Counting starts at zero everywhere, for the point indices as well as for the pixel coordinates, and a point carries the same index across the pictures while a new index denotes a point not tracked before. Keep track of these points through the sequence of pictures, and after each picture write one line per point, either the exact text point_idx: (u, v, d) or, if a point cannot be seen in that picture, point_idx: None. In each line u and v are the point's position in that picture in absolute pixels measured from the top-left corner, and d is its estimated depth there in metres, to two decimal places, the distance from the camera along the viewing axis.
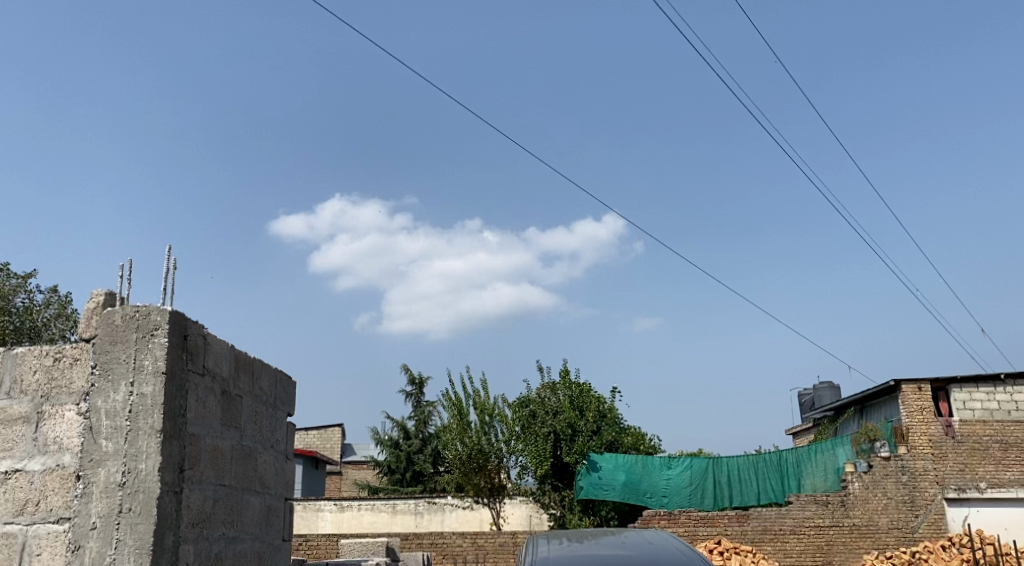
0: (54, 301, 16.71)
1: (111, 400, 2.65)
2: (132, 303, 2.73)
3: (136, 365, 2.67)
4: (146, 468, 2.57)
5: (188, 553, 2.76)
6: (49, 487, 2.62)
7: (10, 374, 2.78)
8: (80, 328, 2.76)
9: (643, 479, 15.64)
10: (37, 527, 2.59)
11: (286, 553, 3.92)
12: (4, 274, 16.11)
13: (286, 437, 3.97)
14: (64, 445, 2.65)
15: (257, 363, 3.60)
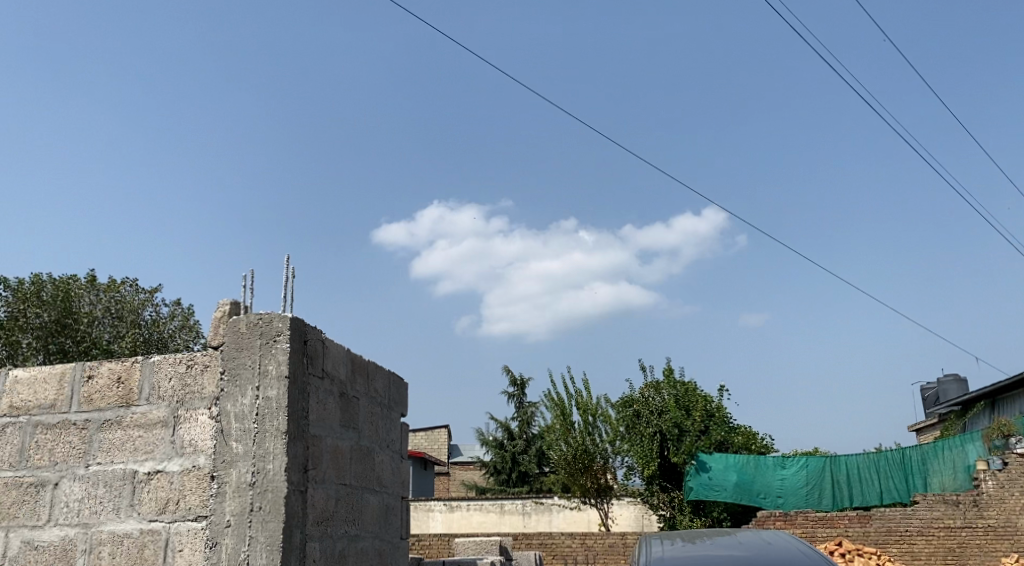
0: (178, 313, 17.70)
1: (239, 404, 2.79)
2: (255, 311, 2.87)
3: (261, 370, 2.80)
4: (274, 468, 2.69)
5: (314, 550, 2.87)
6: (187, 487, 2.77)
7: (147, 382, 2.93)
8: (209, 336, 2.92)
9: (756, 479, 15.18)
10: (178, 524, 2.74)
11: (405, 551, 4.02)
12: (133, 289, 17.16)
13: (401, 438, 4.07)
14: (198, 447, 2.80)
15: (372, 366, 3.71)
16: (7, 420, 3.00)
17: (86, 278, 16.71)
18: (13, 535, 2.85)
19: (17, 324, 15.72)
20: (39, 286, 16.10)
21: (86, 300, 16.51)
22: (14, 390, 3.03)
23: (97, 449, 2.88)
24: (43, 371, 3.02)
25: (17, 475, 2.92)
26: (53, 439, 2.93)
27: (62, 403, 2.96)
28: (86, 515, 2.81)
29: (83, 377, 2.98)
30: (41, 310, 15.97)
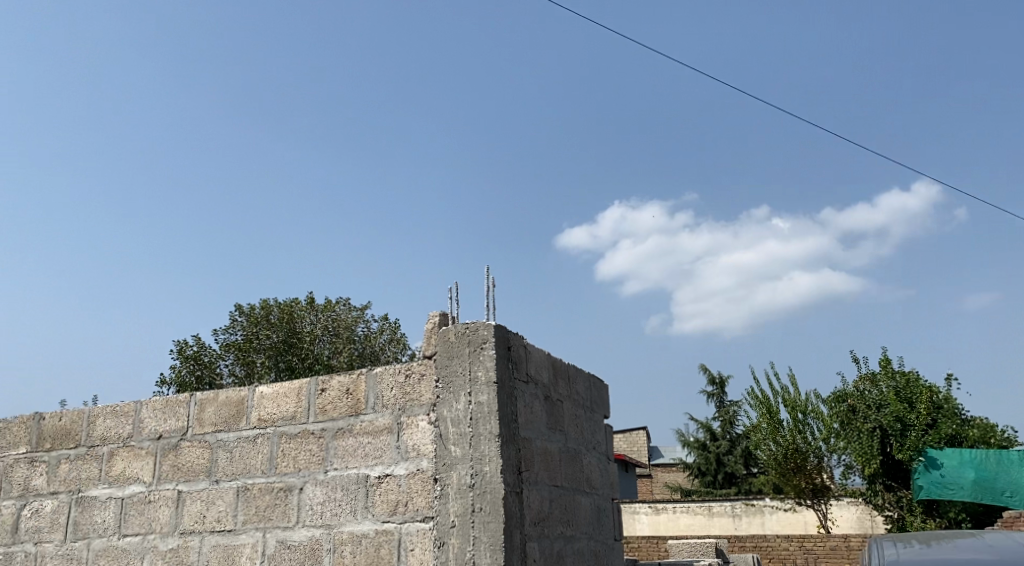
0: (387, 327, 18.87)
1: (454, 409, 2.93)
2: (462, 321, 3.00)
3: (472, 376, 2.93)
4: (491, 470, 2.80)
5: (534, 550, 2.94)
6: (414, 489, 2.94)
7: (372, 392, 3.15)
8: (422, 347, 3.09)
9: (999, 476, 13.70)
10: (409, 525, 2.91)
11: (619, 552, 4.03)
12: (347, 307, 18.50)
13: (606, 439, 4.09)
14: (421, 451, 2.98)
15: (573, 368, 3.76)
16: (255, 432, 3.29)
17: (305, 300, 18.27)
18: (268, 535, 3.13)
19: (251, 346, 17.50)
20: (268, 310, 17.85)
21: (307, 320, 18.03)
22: (260, 404, 3.32)
23: (333, 456, 3.13)
24: (284, 386, 3.32)
25: (268, 480, 3.20)
26: (296, 447, 3.20)
27: (302, 414, 3.24)
28: (328, 516, 3.06)
29: (317, 390, 3.25)
30: (271, 331, 17.69)
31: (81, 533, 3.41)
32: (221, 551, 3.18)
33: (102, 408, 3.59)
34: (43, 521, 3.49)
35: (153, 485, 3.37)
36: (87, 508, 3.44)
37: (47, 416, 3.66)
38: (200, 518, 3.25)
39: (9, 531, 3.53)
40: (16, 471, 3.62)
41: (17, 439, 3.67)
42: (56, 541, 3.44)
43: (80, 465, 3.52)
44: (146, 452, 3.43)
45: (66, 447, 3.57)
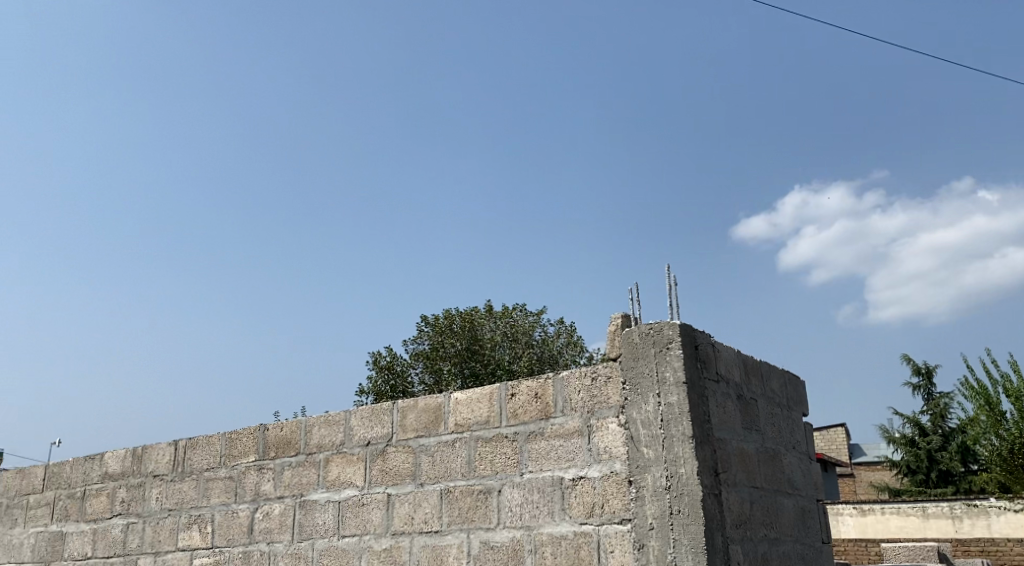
0: (563, 330, 19.04)
1: (644, 411, 2.91)
2: (646, 322, 2.98)
3: (659, 377, 2.90)
4: (686, 472, 2.75)
5: (737, 552, 2.86)
6: (609, 491, 2.95)
7: (560, 395, 3.20)
8: (607, 349, 3.10)
9: None
10: (607, 526, 2.93)
11: (829, 556, 3.83)
12: (524, 312, 18.86)
13: (806, 438, 3.90)
14: (613, 454, 2.98)
15: (765, 365, 3.62)
16: (453, 437, 3.43)
17: (484, 308, 18.81)
18: (472, 536, 3.25)
19: (438, 354, 18.28)
20: (450, 320, 18.52)
21: (488, 327, 18.55)
22: (456, 410, 3.47)
23: (528, 459, 3.21)
24: (477, 392, 3.44)
25: (468, 483, 3.33)
26: (492, 451, 3.31)
27: (495, 419, 3.35)
28: (528, 518, 3.14)
29: (508, 395, 3.35)
30: (455, 340, 18.34)
31: (307, 534, 3.70)
32: (431, 551, 3.34)
33: (316, 418, 3.89)
34: (274, 523, 3.82)
35: (366, 489, 3.60)
36: (310, 510, 3.73)
37: (270, 426, 4.01)
38: (409, 520, 3.44)
39: (245, 531, 3.90)
40: (247, 477, 3.99)
41: (246, 449, 4.05)
42: (286, 541, 3.76)
43: (301, 471, 3.83)
44: (357, 458, 3.68)
45: (288, 455, 3.90)
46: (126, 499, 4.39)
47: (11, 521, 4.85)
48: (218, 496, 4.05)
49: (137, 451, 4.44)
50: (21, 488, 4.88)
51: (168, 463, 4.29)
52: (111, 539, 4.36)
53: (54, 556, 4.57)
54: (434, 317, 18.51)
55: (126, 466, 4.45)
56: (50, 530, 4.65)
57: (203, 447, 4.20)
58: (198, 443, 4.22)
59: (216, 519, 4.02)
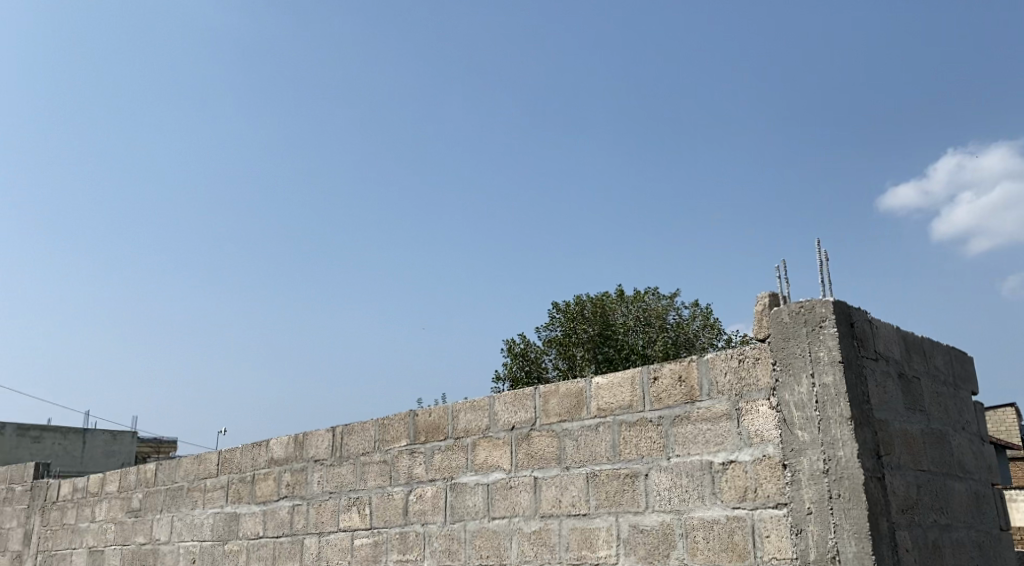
0: (699, 313, 18.59)
1: (797, 393, 2.80)
2: (796, 300, 2.87)
3: (813, 357, 2.78)
4: (846, 455, 2.63)
5: (905, 539, 2.71)
6: (762, 475, 2.86)
7: (706, 378, 3.13)
8: (754, 330, 3.00)
9: None
10: (761, 511, 2.84)
11: (1008, 544, 3.56)
12: (657, 296, 18.56)
13: (977, 419, 3.64)
14: (765, 437, 2.89)
15: (927, 342, 3.40)
16: (596, 421, 3.43)
17: (616, 292, 18.65)
18: (621, 519, 3.25)
19: (571, 340, 18.31)
20: (581, 306, 18.50)
21: (620, 312, 18.39)
22: (598, 395, 3.47)
23: (674, 442, 3.16)
24: (619, 376, 3.42)
25: (614, 466, 3.32)
26: (637, 435, 3.29)
27: (638, 403, 3.32)
28: (677, 502, 3.10)
29: (651, 379, 3.31)
30: (587, 325, 18.30)
31: (458, 515, 3.81)
32: (580, 534, 3.36)
33: (462, 403, 3.99)
34: (427, 505, 3.96)
35: (513, 472, 3.67)
36: (461, 492, 3.84)
37: (419, 412, 4.15)
38: (557, 503, 3.47)
39: (400, 513, 4.06)
40: (400, 461, 4.16)
41: (397, 434, 4.22)
42: (439, 522, 3.89)
43: (450, 455, 3.95)
44: (502, 442, 3.75)
45: (437, 439, 4.03)
46: (291, 482, 4.68)
47: (191, 502, 5.27)
48: (374, 480, 4.24)
49: (299, 437, 4.71)
50: (197, 472, 5.30)
51: (327, 448, 4.53)
52: (280, 520, 4.66)
53: (230, 535, 4.94)
54: (566, 304, 18.55)
55: (289, 452, 4.74)
56: (225, 510, 5.02)
57: (359, 433, 4.40)
58: (354, 429, 4.43)
59: (373, 501, 4.21)
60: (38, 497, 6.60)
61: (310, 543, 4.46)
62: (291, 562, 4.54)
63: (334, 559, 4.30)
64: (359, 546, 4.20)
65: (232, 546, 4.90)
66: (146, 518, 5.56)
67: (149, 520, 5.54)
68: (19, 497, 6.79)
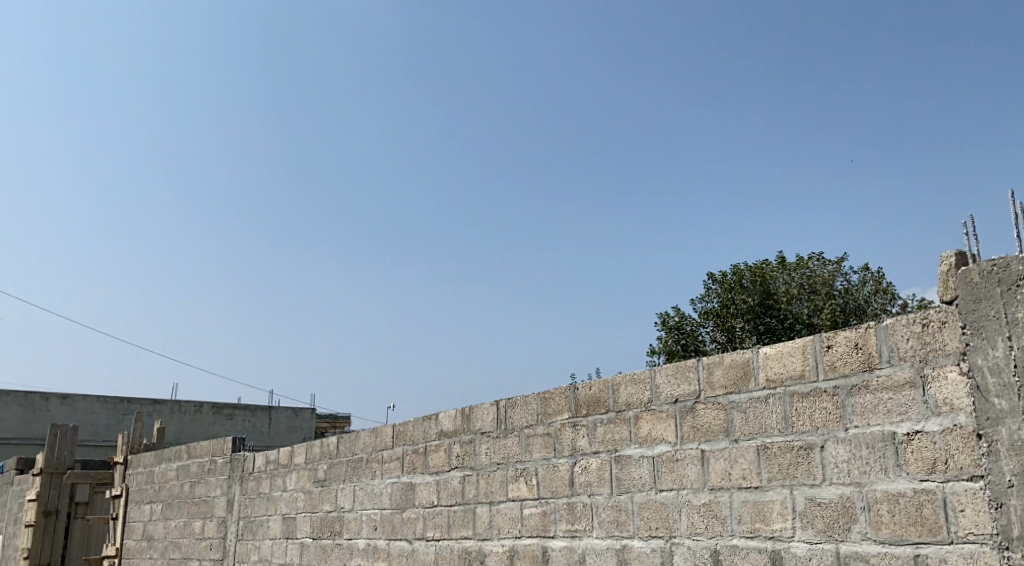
0: (869, 277, 17.49)
1: (991, 357, 2.59)
2: (988, 258, 2.64)
3: (1009, 318, 2.55)
4: None
5: None
6: (953, 446, 2.68)
7: (885, 344, 2.95)
8: (940, 292, 2.79)
9: None
10: (953, 484, 2.67)
11: None
12: (821, 262, 17.62)
13: None
14: (956, 405, 2.70)
15: None
16: (766, 392, 3.33)
17: (776, 260, 17.86)
18: (796, 492, 3.14)
19: (729, 312, 17.79)
20: (739, 275, 17.91)
21: (782, 280, 17.58)
22: (766, 365, 3.36)
23: (852, 413, 3.01)
24: (788, 345, 3.30)
25: (786, 439, 3.21)
26: (811, 405, 3.15)
27: (811, 373, 3.18)
28: (857, 475, 2.95)
29: (824, 347, 3.16)
30: (746, 296, 17.70)
31: (625, 487, 3.82)
32: (752, 507, 3.28)
33: (623, 376, 3.98)
34: (592, 477, 4.00)
35: (678, 445, 3.62)
36: (626, 465, 3.84)
37: (580, 385, 4.18)
38: (727, 475, 3.40)
39: (567, 483, 4.12)
40: (564, 433, 4.21)
41: (560, 407, 4.27)
42: (606, 493, 3.91)
43: (613, 428, 3.95)
44: (666, 415, 3.71)
45: (599, 412, 4.04)
46: (460, 453, 4.85)
47: (370, 473, 5.59)
48: (540, 451, 4.33)
49: (465, 410, 4.88)
50: (374, 444, 5.61)
51: (493, 421, 4.67)
52: (453, 489, 4.85)
53: (407, 504, 5.20)
54: (722, 274, 17.99)
55: (457, 424, 4.92)
56: (401, 480, 5.29)
57: (522, 406, 4.50)
58: (517, 402, 4.53)
59: (540, 472, 4.29)
60: (236, 468, 7.23)
61: (482, 512, 4.61)
62: (464, 529, 4.71)
63: (505, 529, 4.43)
64: (528, 515, 4.31)
65: (410, 514, 5.16)
66: (332, 488, 5.95)
67: (334, 488, 5.93)
68: (221, 469, 7.46)
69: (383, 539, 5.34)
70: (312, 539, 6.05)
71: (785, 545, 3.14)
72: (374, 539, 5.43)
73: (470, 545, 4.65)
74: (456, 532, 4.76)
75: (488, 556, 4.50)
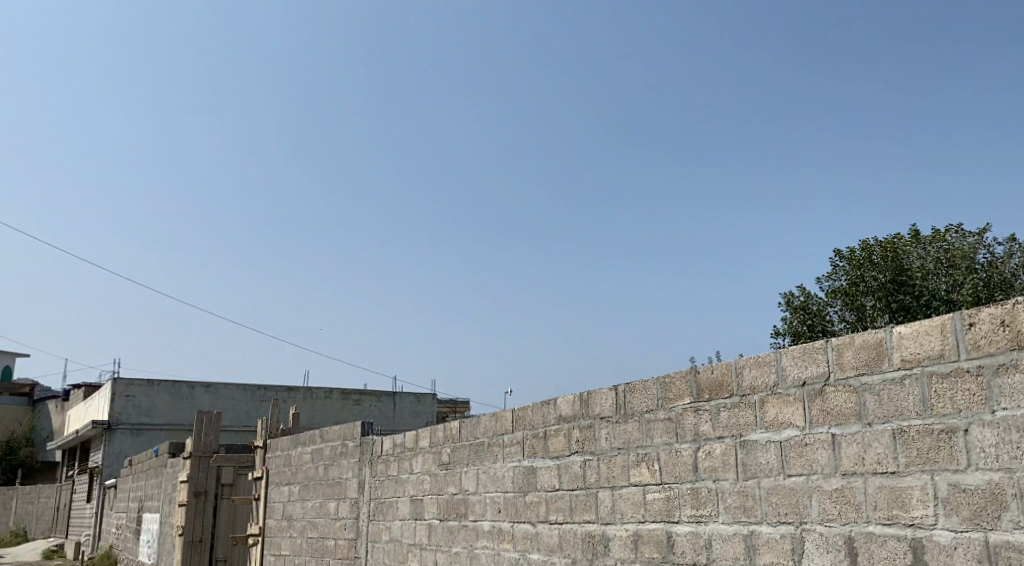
0: (1015, 249, 16.28)
1: None
2: None
3: None
4: None
5: None
6: None
7: None
8: None
9: None
10: None
11: None
12: (961, 235, 16.50)
13: None
14: None
15: None
16: (901, 373, 3.16)
17: (909, 233, 16.87)
18: (937, 478, 2.98)
19: (858, 290, 17.07)
20: (868, 251, 17.06)
21: (916, 255, 16.61)
22: (900, 345, 3.19)
23: (999, 396, 2.82)
24: (925, 324, 3.12)
25: (925, 422, 3.05)
26: (952, 387, 2.98)
27: (951, 352, 3.00)
28: (1007, 460, 2.77)
29: (966, 325, 2.97)
30: (876, 273, 16.79)
31: (751, 473, 3.73)
32: (889, 493, 3.14)
33: (746, 359, 3.88)
34: (717, 462, 3.92)
35: (807, 429, 3.50)
36: (751, 450, 3.75)
37: (701, 369, 4.10)
38: (860, 460, 3.26)
39: (690, 469, 4.06)
40: (685, 419, 4.15)
41: (680, 392, 4.21)
42: (731, 479, 3.83)
43: (738, 412, 3.86)
44: (794, 399, 3.59)
45: (723, 397, 3.96)
46: (580, 438, 4.87)
47: (492, 456, 5.70)
48: (661, 436, 4.28)
49: (584, 396, 4.88)
50: (495, 428, 5.70)
51: (612, 407, 4.65)
52: (574, 474, 4.88)
53: (530, 488, 5.26)
54: (850, 251, 17.22)
55: (576, 409, 4.93)
56: (522, 464, 5.36)
57: (641, 391, 4.46)
58: (636, 388, 4.50)
59: (662, 458, 4.25)
60: (366, 451, 7.53)
61: (604, 497, 4.61)
62: (587, 513, 4.73)
63: (629, 513, 4.42)
64: (651, 500, 4.28)
65: (532, 498, 5.23)
66: (457, 470, 6.10)
67: (458, 471, 6.07)
68: (352, 452, 7.79)
69: (507, 521, 5.44)
70: (439, 520, 6.23)
71: (927, 533, 2.98)
72: (498, 521, 5.53)
73: (594, 529, 4.66)
74: (579, 517, 4.78)
75: (612, 540, 4.50)
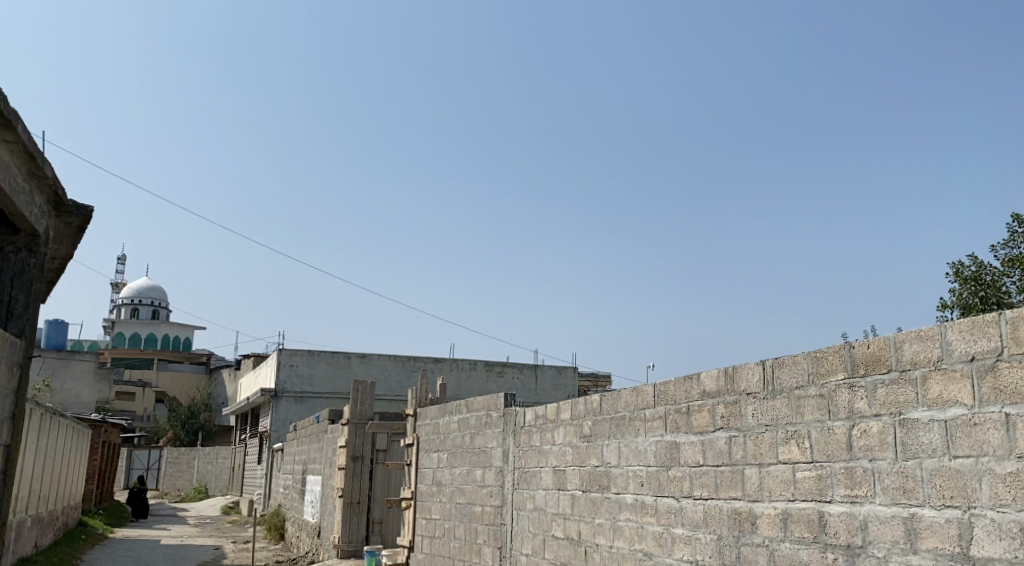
0: None
1: None
2: None
3: None
4: None
5: None
6: None
7: None
8: None
9: None
10: None
11: None
12: None
13: None
14: None
15: None
16: None
17: None
18: None
19: None
20: None
21: None
22: None
23: None
24: None
25: None
26: None
27: None
28: None
29: None
30: None
31: (912, 452, 3.51)
32: None
33: (906, 333, 3.64)
34: (873, 440, 3.72)
35: (976, 408, 3.25)
36: (912, 428, 3.52)
37: (856, 344, 3.89)
38: None
39: (845, 447, 3.87)
40: (839, 395, 3.95)
41: (834, 367, 4.01)
42: (889, 458, 3.62)
43: (896, 389, 3.63)
44: (961, 375, 3.33)
45: (880, 372, 3.73)
46: (725, 414, 4.75)
47: (634, 430, 5.66)
48: (812, 413, 4.11)
49: (729, 371, 4.75)
50: (636, 403, 5.67)
51: (759, 382, 4.50)
52: (719, 450, 4.77)
53: (672, 463, 5.20)
54: None
55: (720, 385, 4.81)
56: (665, 439, 5.30)
57: (791, 365, 4.28)
58: (785, 362, 4.33)
59: (814, 435, 4.08)
60: (510, 422, 7.68)
61: (751, 474, 4.48)
62: (733, 490, 4.62)
63: (777, 491, 4.28)
64: (802, 478, 4.12)
65: (675, 473, 5.17)
66: (598, 443, 6.12)
67: (600, 444, 6.08)
68: (496, 422, 7.97)
69: (650, 495, 5.41)
70: (582, 492, 6.28)
71: None
72: (641, 495, 5.51)
73: (741, 506, 4.55)
74: (725, 493, 4.68)
75: (759, 517, 4.38)
